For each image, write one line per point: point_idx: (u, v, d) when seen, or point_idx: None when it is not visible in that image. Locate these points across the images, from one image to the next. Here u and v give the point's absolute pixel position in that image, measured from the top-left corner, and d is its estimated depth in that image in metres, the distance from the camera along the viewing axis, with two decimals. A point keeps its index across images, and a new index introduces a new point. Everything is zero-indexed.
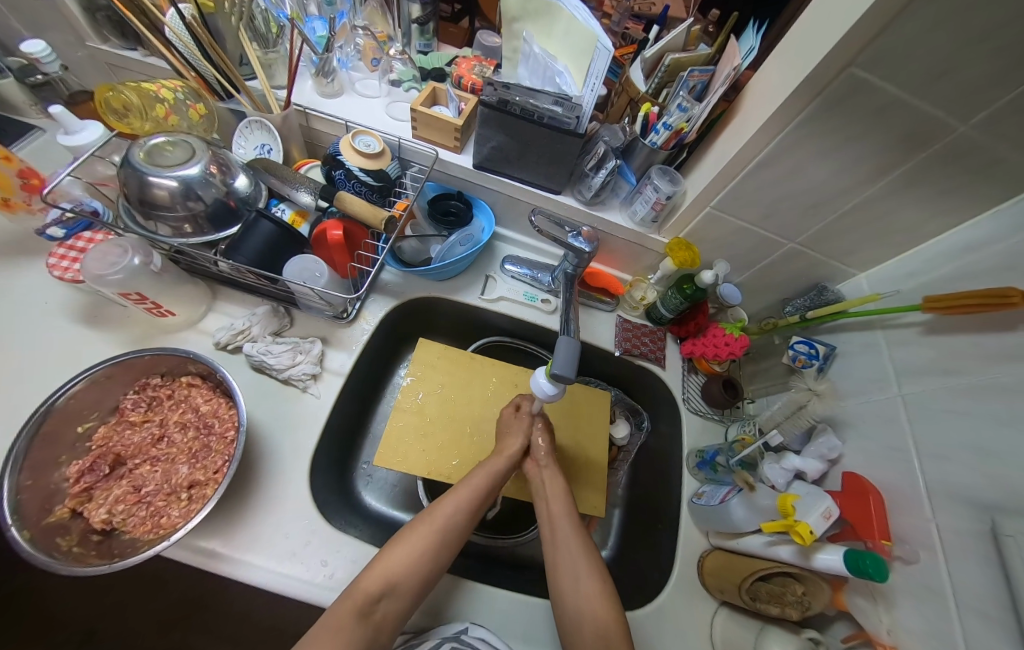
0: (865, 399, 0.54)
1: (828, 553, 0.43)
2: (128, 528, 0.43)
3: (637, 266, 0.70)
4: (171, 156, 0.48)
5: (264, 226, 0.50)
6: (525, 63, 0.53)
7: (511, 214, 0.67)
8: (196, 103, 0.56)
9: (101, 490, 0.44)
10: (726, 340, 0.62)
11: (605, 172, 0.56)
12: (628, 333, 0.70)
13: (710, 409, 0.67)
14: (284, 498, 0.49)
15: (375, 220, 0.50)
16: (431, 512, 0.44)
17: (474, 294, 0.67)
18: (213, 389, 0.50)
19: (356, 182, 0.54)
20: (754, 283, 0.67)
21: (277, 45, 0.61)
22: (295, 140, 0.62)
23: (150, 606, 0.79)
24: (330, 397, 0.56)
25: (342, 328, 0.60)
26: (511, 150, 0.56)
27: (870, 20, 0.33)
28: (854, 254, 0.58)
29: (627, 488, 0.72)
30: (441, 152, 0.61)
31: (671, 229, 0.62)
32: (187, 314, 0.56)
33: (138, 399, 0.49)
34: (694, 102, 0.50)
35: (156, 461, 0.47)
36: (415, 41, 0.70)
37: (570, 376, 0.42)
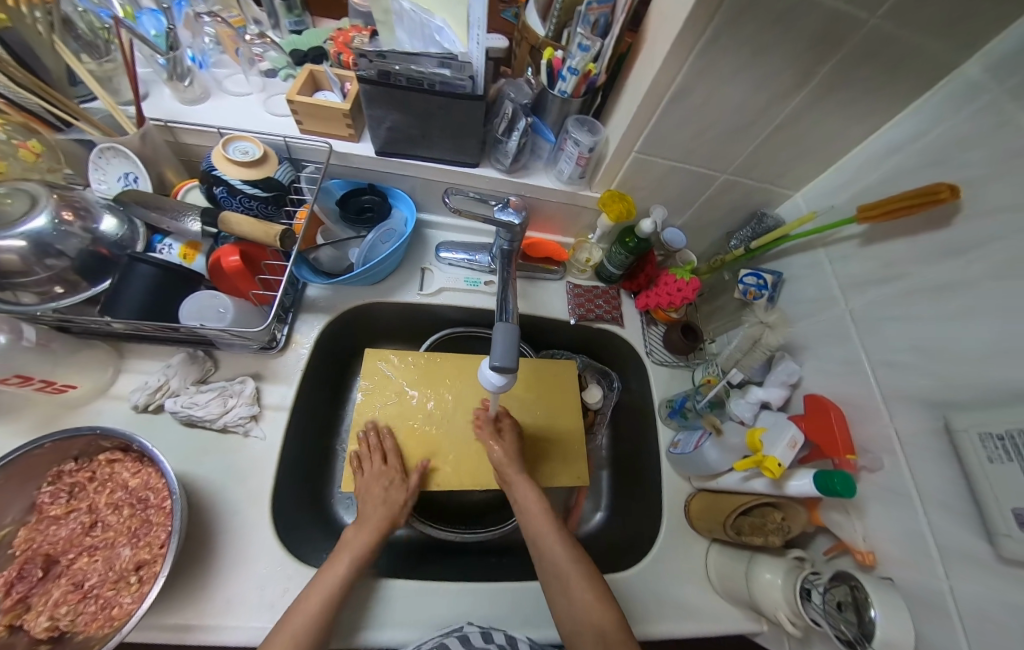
0: (817, 319, 0.53)
1: (799, 479, 0.44)
2: (81, 628, 0.39)
3: (577, 227, 0.66)
4: (9, 208, 0.40)
5: (143, 269, 0.44)
6: (400, 23, 0.47)
7: (432, 198, 0.62)
8: (26, 140, 0.46)
9: (38, 597, 0.40)
10: (678, 286, 0.60)
11: (518, 133, 0.51)
12: (581, 299, 0.67)
13: (675, 357, 0.66)
14: (252, 551, 0.46)
15: (268, 238, 0.44)
16: (309, 595, 0.39)
17: (412, 291, 0.62)
18: (139, 459, 0.46)
19: (242, 198, 0.47)
20: (696, 222, 0.65)
21: (111, 54, 0.52)
22: (165, 160, 0.54)
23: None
24: (278, 434, 0.52)
25: (275, 358, 0.55)
26: (410, 128, 0.50)
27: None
28: (788, 173, 0.56)
29: (610, 449, 0.72)
30: (336, 144, 0.54)
31: (601, 182, 0.58)
32: (93, 382, 0.50)
33: (56, 491, 0.44)
34: (596, 39, 0.44)
35: (95, 550, 0.43)
36: (283, 20, 0.61)
37: (512, 363, 0.40)
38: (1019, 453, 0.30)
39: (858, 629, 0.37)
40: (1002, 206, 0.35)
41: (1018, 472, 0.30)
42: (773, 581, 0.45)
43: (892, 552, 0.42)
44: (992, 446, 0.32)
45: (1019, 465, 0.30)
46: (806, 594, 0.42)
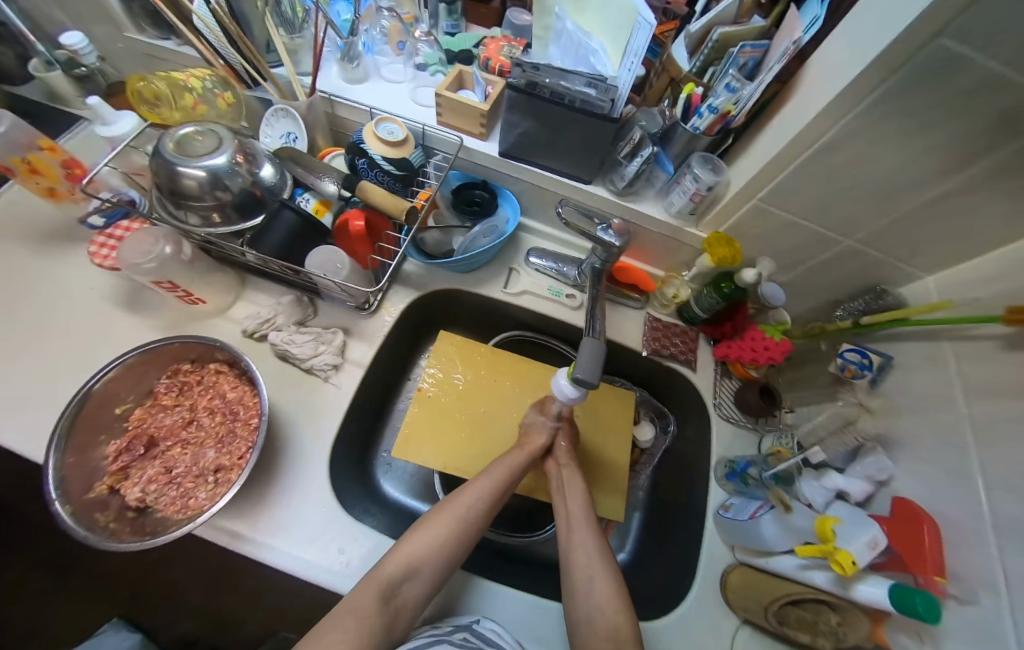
0: (925, 417, 0.48)
1: (871, 584, 0.40)
2: (160, 507, 0.45)
3: (670, 261, 0.65)
4: (199, 146, 0.49)
5: (286, 215, 0.50)
6: (557, 41, 0.51)
7: (538, 204, 0.64)
8: (224, 92, 0.57)
9: (136, 469, 0.47)
10: (766, 344, 0.57)
11: (640, 160, 0.52)
12: (658, 333, 0.66)
13: (744, 416, 0.63)
14: (306, 486, 0.50)
15: (395, 210, 0.49)
16: (456, 499, 0.43)
17: (496, 287, 0.65)
18: (238, 377, 0.51)
19: (379, 172, 0.52)
20: (799, 283, 0.62)
21: (302, 31, 0.60)
22: (318, 127, 0.62)
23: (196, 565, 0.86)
24: (351, 387, 0.57)
25: (364, 319, 0.60)
26: (540, 136, 0.53)
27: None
28: (923, 252, 0.51)
29: (650, 492, 0.68)
30: (466, 139, 0.58)
31: (710, 221, 0.57)
32: (218, 302, 0.57)
33: (171, 383, 0.51)
34: (745, 82, 0.44)
35: (187, 444, 0.49)
36: (443, 22, 0.67)
37: (593, 381, 0.40)
38: None
39: None
40: None
41: None
42: None
43: None
44: None
45: None
46: None
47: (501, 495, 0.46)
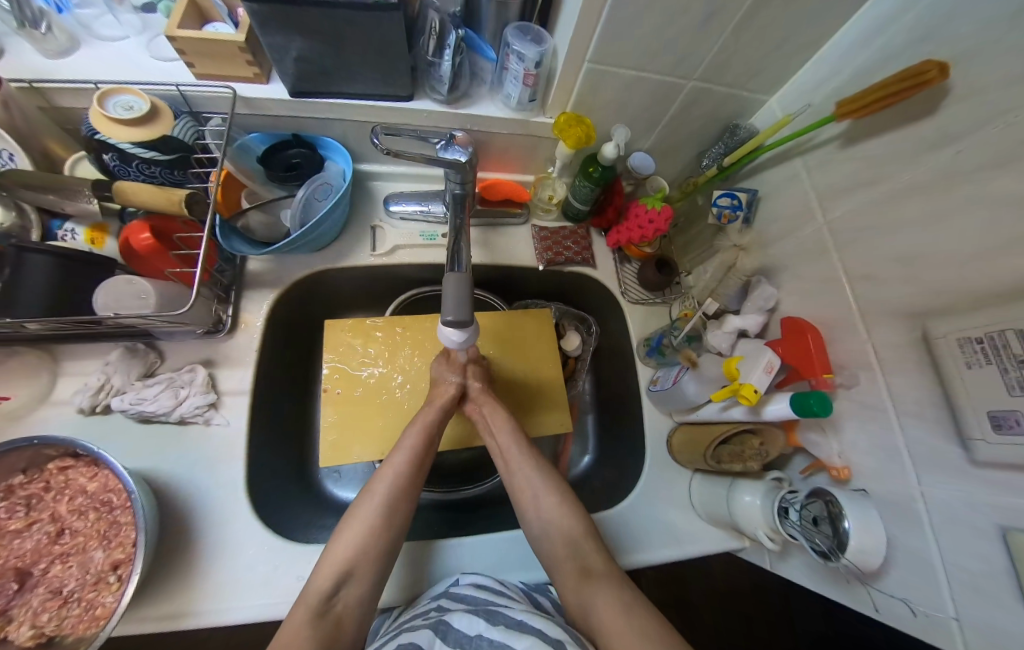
0: (793, 237, 0.50)
1: (776, 402, 0.43)
2: (66, 632, 0.39)
3: (536, 162, 0.60)
4: None
5: (37, 260, 0.37)
6: None
7: (369, 144, 0.55)
8: None
9: (17, 609, 0.40)
10: (649, 216, 0.55)
11: (451, 53, 0.44)
12: (548, 242, 0.62)
13: (652, 294, 0.63)
14: (235, 537, 0.46)
15: (171, 206, 0.38)
16: (372, 490, 0.42)
17: (365, 253, 0.57)
18: (92, 462, 0.44)
19: (138, 163, 0.41)
20: (665, 144, 0.59)
21: None
22: (41, 132, 0.46)
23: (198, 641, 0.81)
24: (242, 419, 0.50)
25: (224, 341, 0.52)
26: (323, 57, 0.42)
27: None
28: (761, 72, 0.49)
29: (593, 393, 0.71)
30: (240, 89, 0.46)
31: (555, 104, 0.51)
32: (28, 393, 0.46)
33: (11, 506, 0.42)
34: None
35: (68, 557, 0.42)
36: None
37: (468, 318, 0.37)
38: (998, 354, 0.29)
39: (832, 539, 0.38)
40: (996, 83, 0.29)
41: (996, 374, 0.29)
42: (753, 503, 0.46)
43: (865, 463, 0.42)
44: (971, 350, 0.31)
45: (997, 367, 0.29)
46: (783, 513, 0.43)
47: (421, 463, 0.45)
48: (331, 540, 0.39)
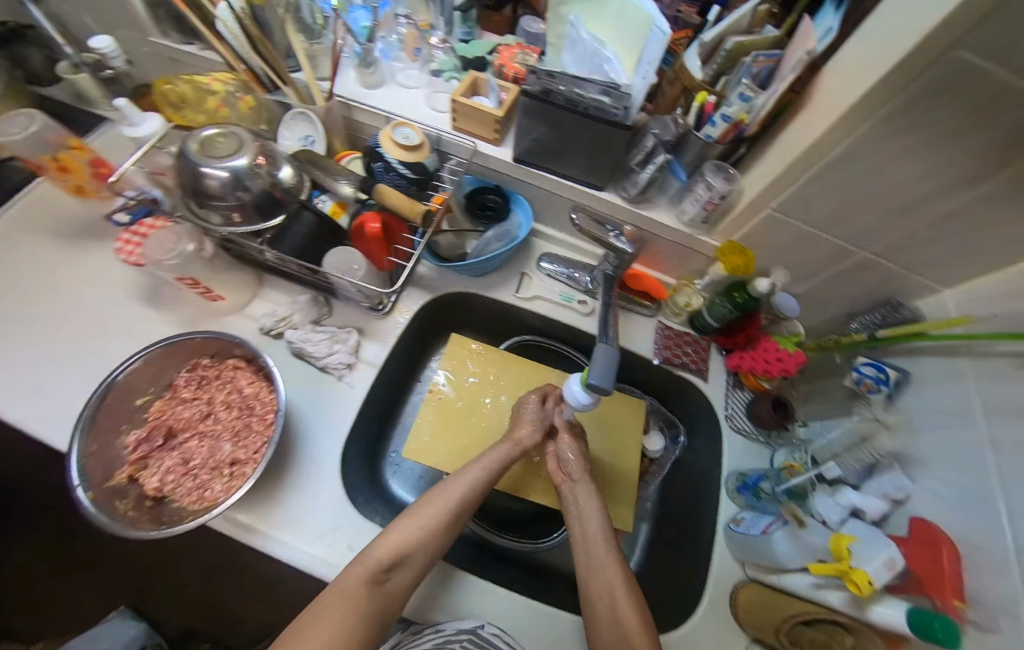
0: (947, 437, 0.45)
1: (887, 607, 0.37)
2: (179, 497, 0.48)
3: (684, 270, 0.65)
4: (223, 146, 0.49)
5: (306, 216, 0.51)
6: (570, 49, 0.49)
7: (551, 210, 0.65)
8: (245, 96, 0.57)
9: (154, 460, 0.49)
10: (778, 355, 0.57)
11: (654, 167, 0.51)
12: (670, 341, 0.65)
13: (758, 430, 0.62)
14: (315, 482, 0.51)
15: (410, 213, 0.50)
16: (446, 489, 0.44)
17: (509, 291, 0.65)
18: (256, 372, 0.54)
19: (394, 174, 0.53)
20: (815, 294, 0.61)
21: (321, 37, 0.60)
22: (336, 131, 0.61)
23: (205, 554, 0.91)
24: (363, 386, 0.57)
25: (377, 320, 0.61)
26: (553, 142, 0.53)
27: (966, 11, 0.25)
28: (939, 268, 0.49)
29: (657, 502, 0.68)
30: (479, 145, 0.58)
31: (722, 231, 0.57)
32: (235, 299, 0.59)
33: (190, 377, 0.54)
34: (759, 91, 0.43)
35: (204, 437, 0.51)
36: (456, 28, 0.64)
37: (607, 386, 0.40)
38: None
39: None
40: None
41: None
42: None
43: None
44: None
45: None
46: None
47: (491, 482, 0.47)
48: (399, 517, 0.41)
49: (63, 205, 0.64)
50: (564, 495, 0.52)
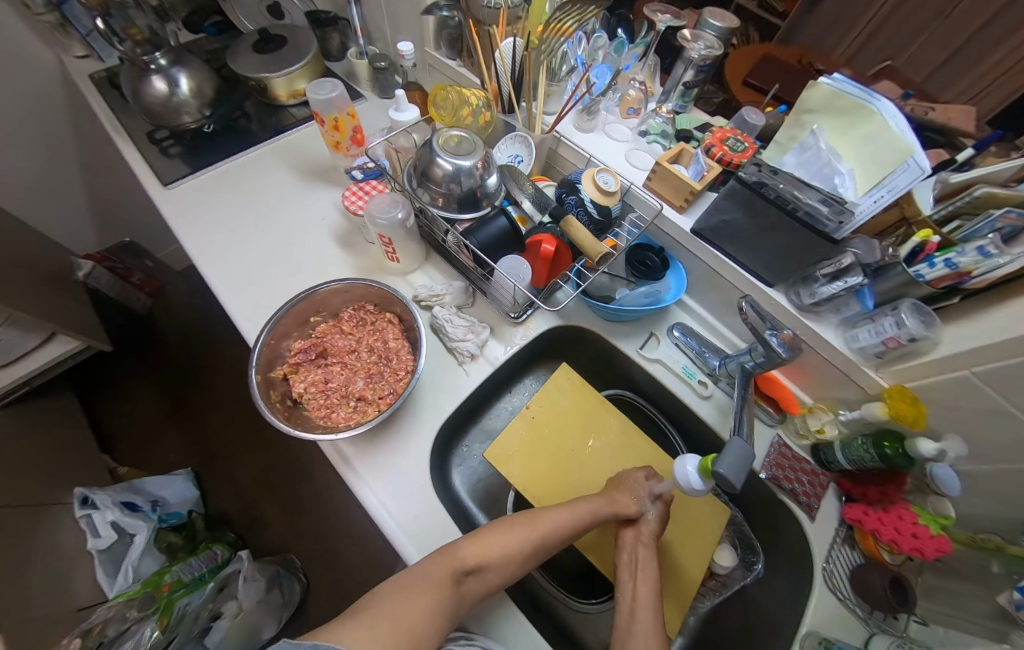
0: None
1: None
2: (309, 407, 0.56)
3: (827, 394, 0.61)
4: (456, 146, 0.59)
5: (499, 221, 0.58)
6: (797, 151, 0.51)
7: (704, 287, 0.65)
8: (487, 112, 0.67)
9: (304, 369, 0.59)
10: (915, 529, 0.50)
11: (842, 287, 0.50)
12: (783, 462, 0.61)
13: (859, 600, 0.54)
14: (411, 443, 0.56)
15: (592, 251, 0.54)
16: (536, 520, 0.46)
17: (633, 345, 0.66)
18: (403, 331, 0.61)
19: (582, 210, 0.58)
20: (987, 482, 0.52)
21: (561, 80, 0.66)
22: (539, 158, 0.70)
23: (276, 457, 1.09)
24: (476, 379, 0.62)
25: (508, 326, 0.66)
26: (743, 228, 0.54)
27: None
28: None
29: (702, 619, 0.62)
30: (665, 209, 0.62)
31: (893, 373, 0.53)
32: (405, 265, 0.69)
33: (354, 315, 0.63)
34: (1006, 251, 0.39)
35: (346, 367, 0.60)
36: (672, 100, 0.71)
37: (733, 481, 0.39)
38: None
39: None
40: None
41: None
42: None
43: None
44: None
45: None
46: None
47: (574, 533, 0.48)
48: (487, 528, 0.44)
49: (316, 154, 0.83)
50: (623, 551, 0.52)
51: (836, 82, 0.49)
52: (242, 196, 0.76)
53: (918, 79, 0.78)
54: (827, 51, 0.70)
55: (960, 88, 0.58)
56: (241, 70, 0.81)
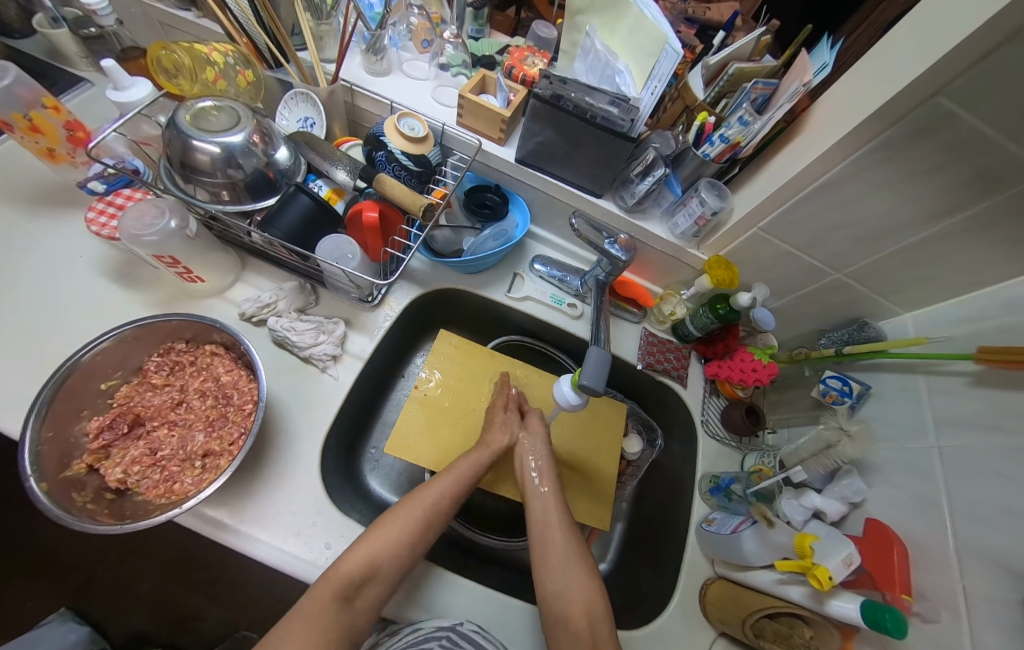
0: (902, 448, 0.48)
1: (844, 600, 0.40)
2: (141, 490, 0.45)
3: (671, 280, 0.69)
4: (215, 121, 0.47)
5: (302, 200, 0.49)
6: (583, 56, 0.51)
7: (548, 213, 0.66)
8: (245, 69, 0.54)
9: (117, 449, 0.46)
10: (754, 366, 0.60)
11: (652, 180, 0.53)
12: (652, 347, 0.68)
13: (729, 435, 0.66)
14: (292, 476, 0.49)
15: (413, 206, 0.49)
16: (418, 495, 0.44)
17: (501, 291, 0.66)
18: (235, 360, 0.52)
19: (396, 166, 0.53)
20: (788, 310, 0.65)
21: (330, 18, 0.58)
22: (337, 116, 0.61)
23: (168, 548, 0.94)
24: (348, 379, 0.56)
25: (366, 312, 0.60)
26: (557, 147, 0.54)
27: (977, 41, 0.30)
28: (900, 293, 0.52)
29: (632, 502, 0.70)
30: (484, 143, 0.59)
31: (711, 246, 0.60)
32: (216, 282, 0.56)
33: (161, 363, 0.50)
34: (756, 116, 0.46)
35: (174, 425, 0.48)
36: (467, 26, 0.66)
37: (598, 388, 0.41)
38: None
39: None
40: None
41: None
42: None
43: None
44: None
45: None
46: None
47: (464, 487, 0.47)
48: (364, 532, 0.40)
49: (33, 170, 0.61)
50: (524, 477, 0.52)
51: None
52: None
53: None
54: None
55: None
56: None
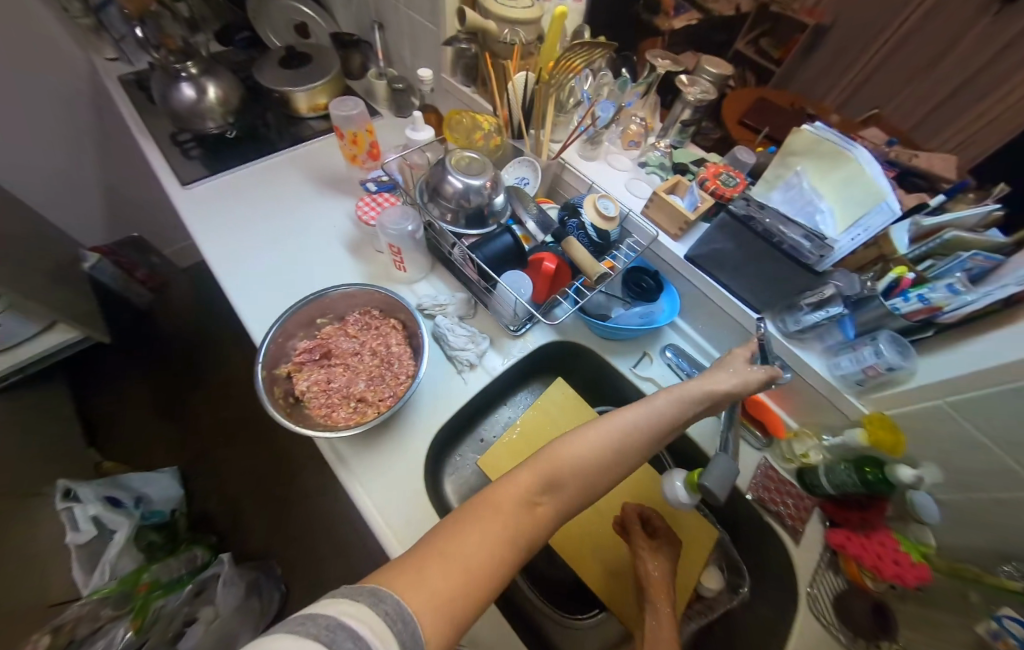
0: None
1: None
2: (309, 406, 0.57)
3: (811, 419, 0.64)
4: (467, 165, 0.63)
5: (505, 239, 0.61)
6: (783, 191, 0.56)
7: (698, 310, 0.69)
8: (497, 137, 0.71)
9: (308, 368, 0.60)
10: (898, 558, 0.50)
11: (824, 315, 0.53)
12: (770, 484, 0.63)
13: (843, 627, 0.53)
14: (406, 449, 0.57)
15: (591, 271, 0.56)
16: (592, 427, 0.38)
17: (627, 363, 0.69)
18: (405, 339, 0.64)
19: (583, 233, 0.62)
20: None
21: (569, 112, 0.73)
22: (544, 181, 0.75)
23: None
24: (474, 388, 0.64)
25: (508, 339, 0.68)
26: (733, 257, 0.58)
27: None
28: None
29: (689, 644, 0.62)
30: (661, 236, 0.66)
31: (874, 401, 0.55)
32: (411, 275, 0.71)
33: (359, 319, 0.65)
34: (971, 287, 0.43)
35: (347, 369, 0.61)
36: (671, 136, 0.76)
37: (717, 496, 0.40)
38: None
39: None
40: None
41: None
42: None
43: None
44: None
45: None
46: None
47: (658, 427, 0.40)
48: (544, 448, 0.37)
49: (335, 165, 0.87)
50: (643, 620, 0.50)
51: (818, 129, 0.53)
52: (258, 202, 0.79)
53: (904, 128, 0.72)
54: (821, 95, 0.82)
55: (941, 134, 0.68)
56: (267, 83, 0.87)
